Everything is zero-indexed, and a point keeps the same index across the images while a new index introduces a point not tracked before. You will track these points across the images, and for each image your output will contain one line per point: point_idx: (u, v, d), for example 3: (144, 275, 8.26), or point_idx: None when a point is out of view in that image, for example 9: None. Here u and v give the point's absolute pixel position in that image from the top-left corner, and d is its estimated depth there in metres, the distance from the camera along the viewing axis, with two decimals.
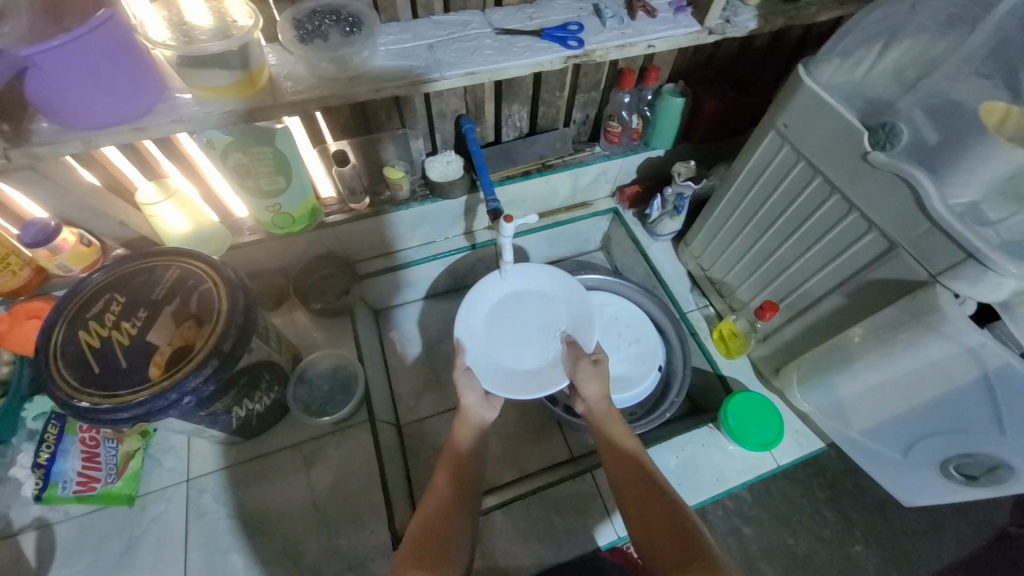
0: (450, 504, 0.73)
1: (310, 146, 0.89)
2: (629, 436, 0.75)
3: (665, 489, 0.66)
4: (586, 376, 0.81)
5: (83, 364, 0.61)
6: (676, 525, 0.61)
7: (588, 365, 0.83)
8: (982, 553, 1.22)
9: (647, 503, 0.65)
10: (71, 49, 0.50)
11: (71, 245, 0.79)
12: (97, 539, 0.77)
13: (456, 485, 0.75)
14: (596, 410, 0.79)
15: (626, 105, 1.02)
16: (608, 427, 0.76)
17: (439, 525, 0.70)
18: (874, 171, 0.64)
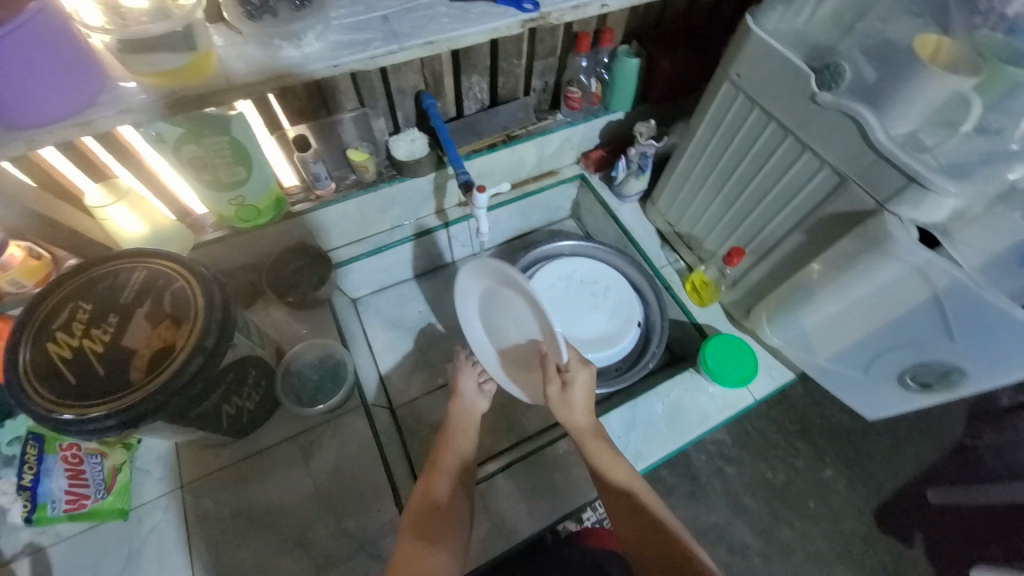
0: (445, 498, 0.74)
1: (267, 133, 0.86)
2: (612, 452, 0.75)
3: (646, 506, 0.69)
4: (555, 405, 0.77)
5: (57, 377, 0.58)
6: (664, 539, 0.65)
7: (557, 391, 0.76)
8: (938, 463, 1.34)
9: (632, 509, 0.69)
10: (8, 42, 0.47)
11: (20, 261, 0.75)
12: (95, 556, 0.75)
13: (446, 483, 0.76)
14: (577, 423, 0.76)
15: (584, 70, 1.03)
16: (587, 440, 0.75)
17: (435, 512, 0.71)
18: (821, 110, 0.68)
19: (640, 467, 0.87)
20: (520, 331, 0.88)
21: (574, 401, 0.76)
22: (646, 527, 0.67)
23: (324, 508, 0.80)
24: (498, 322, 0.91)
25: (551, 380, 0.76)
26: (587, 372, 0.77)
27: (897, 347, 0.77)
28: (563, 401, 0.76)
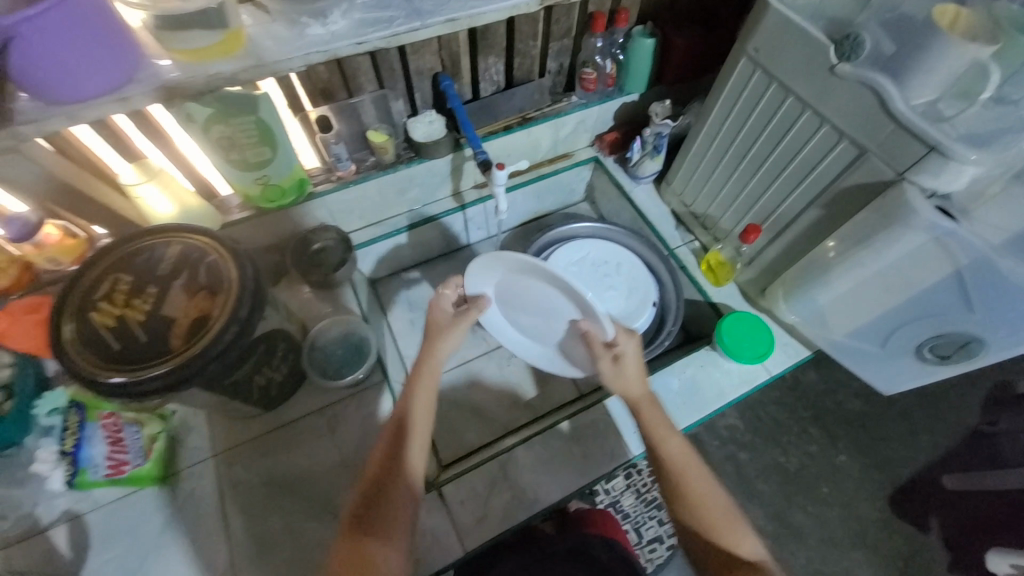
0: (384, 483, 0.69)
1: (290, 115, 0.89)
2: (668, 424, 0.71)
3: (680, 483, 0.67)
4: (607, 380, 0.75)
5: (102, 344, 0.61)
6: (717, 533, 0.63)
7: (609, 366, 0.75)
8: (956, 451, 1.33)
9: (694, 480, 0.67)
10: (54, 18, 0.50)
11: (56, 240, 0.80)
12: (136, 519, 0.80)
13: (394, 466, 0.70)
14: (630, 394, 0.74)
15: (599, 51, 1.03)
16: (643, 416, 0.72)
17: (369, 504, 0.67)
18: (839, 82, 0.68)
19: (681, 426, 0.90)
20: (553, 312, 0.85)
21: (627, 371, 0.74)
22: (697, 515, 0.65)
23: (349, 477, 0.83)
24: (524, 308, 0.91)
25: (601, 356, 0.75)
26: (635, 342, 0.76)
27: (917, 320, 0.77)
28: (618, 375, 0.74)
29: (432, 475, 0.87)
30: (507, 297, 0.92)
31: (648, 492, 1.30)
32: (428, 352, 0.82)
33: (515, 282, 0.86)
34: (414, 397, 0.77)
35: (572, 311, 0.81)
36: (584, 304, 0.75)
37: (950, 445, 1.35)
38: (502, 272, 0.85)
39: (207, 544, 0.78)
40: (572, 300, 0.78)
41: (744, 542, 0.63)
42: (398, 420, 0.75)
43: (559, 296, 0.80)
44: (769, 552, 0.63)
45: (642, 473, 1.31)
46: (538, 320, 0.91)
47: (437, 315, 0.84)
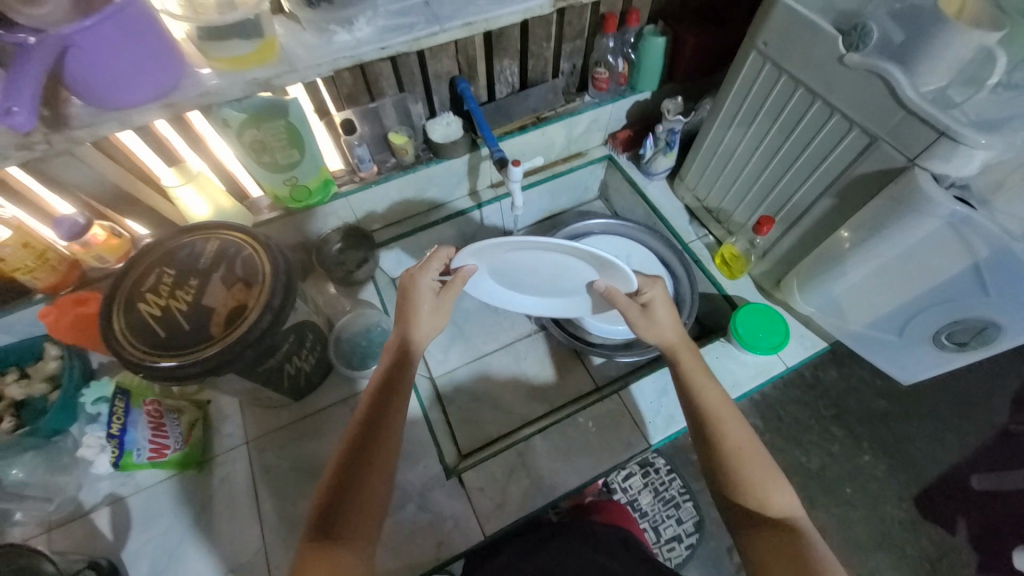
0: (349, 490, 0.62)
1: (316, 119, 0.94)
2: (704, 368, 0.73)
3: (714, 432, 0.67)
4: (642, 328, 0.77)
5: (149, 331, 0.66)
6: (752, 489, 0.63)
7: (639, 314, 0.77)
8: (983, 451, 1.31)
9: (732, 426, 0.67)
10: (105, 27, 0.54)
11: (102, 240, 0.85)
12: (175, 500, 0.85)
13: (360, 471, 0.64)
14: (667, 340, 0.76)
15: (611, 50, 1.05)
16: (683, 360, 0.74)
17: (333, 511, 0.61)
18: (849, 72, 0.69)
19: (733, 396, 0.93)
20: (566, 273, 0.86)
21: (659, 316, 0.77)
22: (730, 467, 0.65)
23: None
24: (528, 275, 0.90)
25: (632, 308, 0.77)
26: (661, 287, 0.78)
27: (935, 305, 0.77)
28: (649, 320, 0.76)
29: (452, 464, 0.90)
30: (507, 271, 0.89)
31: (666, 491, 1.30)
32: (405, 337, 0.75)
33: (519, 259, 0.84)
34: (386, 390, 0.70)
35: (591, 270, 0.83)
36: (609, 265, 0.76)
37: (977, 445, 1.32)
38: (505, 253, 0.81)
39: (240, 526, 0.82)
40: (591, 261, 0.79)
41: (780, 497, 0.63)
42: (365, 416, 0.68)
43: (575, 261, 0.80)
44: (802, 510, 0.63)
45: (659, 472, 1.32)
46: (544, 282, 0.92)
47: (416, 296, 0.76)
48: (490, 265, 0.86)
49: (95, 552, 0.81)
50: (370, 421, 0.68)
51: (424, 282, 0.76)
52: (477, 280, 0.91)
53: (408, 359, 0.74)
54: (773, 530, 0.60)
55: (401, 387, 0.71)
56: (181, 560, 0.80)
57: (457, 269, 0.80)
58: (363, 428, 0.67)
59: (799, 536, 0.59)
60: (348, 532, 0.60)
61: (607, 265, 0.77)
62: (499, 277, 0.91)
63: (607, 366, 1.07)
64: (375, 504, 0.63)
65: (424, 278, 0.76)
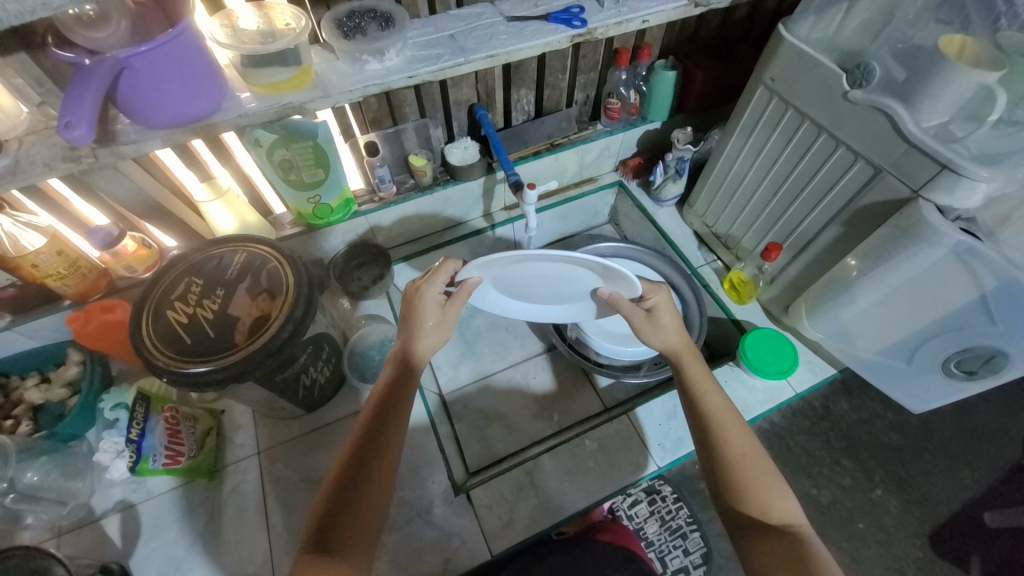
0: (349, 497, 0.63)
1: (341, 140, 0.98)
2: (707, 374, 0.75)
3: (718, 441, 0.68)
4: (647, 334, 0.78)
5: (176, 338, 0.69)
6: (752, 495, 0.64)
7: (643, 318, 0.78)
8: (997, 487, 1.28)
9: (737, 435, 0.68)
10: (158, 52, 0.58)
11: (132, 250, 0.87)
12: (185, 508, 0.86)
13: (360, 479, 0.64)
14: (670, 345, 0.77)
15: (624, 82, 1.11)
16: (687, 366, 0.75)
17: (331, 519, 0.61)
18: (853, 107, 0.73)
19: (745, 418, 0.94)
20: (570, 281, 0.87)
21: (663, 323, 0.78)
22: (733, 474, 0.65)
23: None
24: (533, 285, 0.91)
25: (635, 313, 0.78)
26: (665, 293, 0.79)
27: (944, 332, 0.78)
28: (654, 326, 0.78)
29: (459, 480, 0.89)
30: (512, 282, 0.90)
31: (673, 520, 1.28)
32: (408, 347, 0.77)
33: (524, 271, 0.85)
34: (388, 399, 0.72)
35: (595, 276, 0.84)
36: (612, 272, 0.77)
37: (990, 482, 1.29)
38: (511, 267, 0.82)
39: (248, 537, 0.83)
40: (596, 268, 0.80)
41: (782, 507, 0.63)
42: (366, 423, 0.70)
43: (578, 269, 0.81)
44: (804, 518, 0.63)
45: (666, 500, 1.30)
46: (551, 291, 0.93)
47: (422, 308, 0.78)
48: (495, 278, 0.87)
49: (103, 558, 0.81)
50: (371, 429, 0.69)
51: (430, 294, 0.78)
52: (483, 292, 0.92)
53: (410, 370, 0.75)
54: (775, 535, 0.60)
55: (404, 396, 0.72)
56: (188, 569, 0.80)
57: (462, 281, 0.81)
58: (364, 435, 0.68)
59: (801, 542, 0.59)
60: (346, 541, 0.60)
61: (611, 272, 0.78)
62: (505, 287, 0.93)
63: (616, 388, 1.07)
64: (374, 512, 0.64)
65: (430, 290, 0.78)
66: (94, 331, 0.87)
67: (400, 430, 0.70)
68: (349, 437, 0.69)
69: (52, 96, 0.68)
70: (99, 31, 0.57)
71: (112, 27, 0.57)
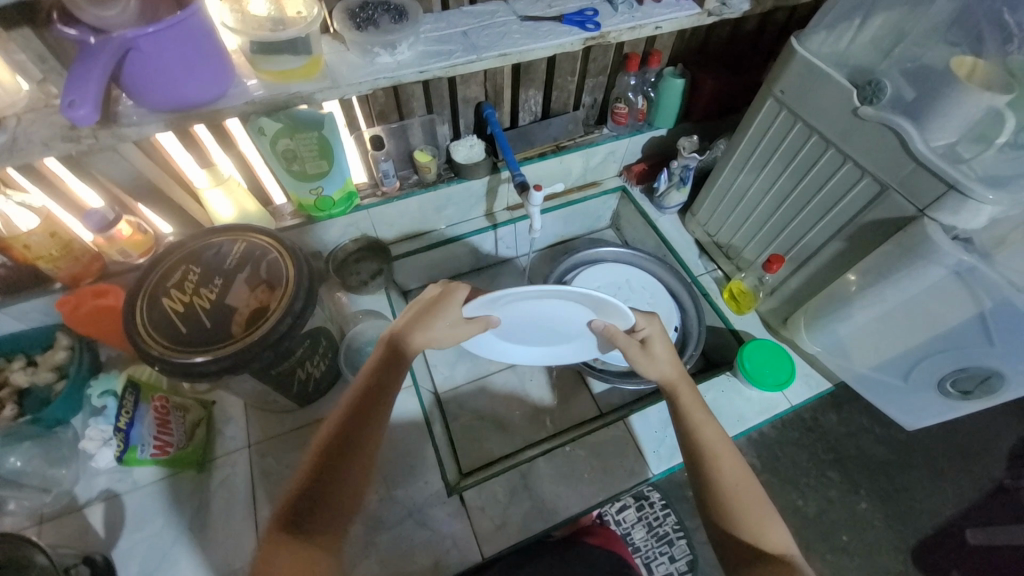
0: (325, 487, 0.62)
1: (347, 132, 0.97)
2: (702, 407, 0.73)
3: (714, 468, 0.67)
4: (641, 364, 0.76)
5: (171, 328, 0.67)
6: (744, 524, 0.64)
7: (639, 347, 0.77)
8: (979, 504, 1.30)
9: (732, 465, 0.67)
10: (167, 34, 0.57)
11: (126, 236, 0.86)
12: (172, 499, 0.84)
13: (337, 473, 0.63)
14: (667, 376, 0.76)
15: (632, 88, 1.11)
16: (681, 397, 0.74)
17: (305, 508, 0.60)
18: (863, 123, 0.73)
19: (740, 429, 0.93)
20: (565, 318, 0.85)
21: (658, 353, 0.77)
22: (726, 504, 0.65)
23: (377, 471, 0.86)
24: (530, 325, 0.88)
25: (631, 343, 0.77)
26: (657, 324, 0.78)
27: (939, 352, 0.79)
28: (648, 355, 0.76)
29: (453, 480, 0.88)
30: (507, 326, 0.88)
31: (660, 527, 1.28)
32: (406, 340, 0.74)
33: (515, 312, 0.82)
34: (376, 391, 0.69)
35: (586, 311, 0.82)
36: (601, 303, 0.76)
37: (972, 498, 1.31)
38: (502, 309, 0.79)
39: (235, 532, 0.81)
40: (585, 302, 0.79)
41: (775, 537, 0.63)
42: (349, 413, 0.68)
43: (568, 304, 0.80)
44: (796, 546, 0.63)
45: (654, 506, 1.30)
46: (549, 329, 0.90)
47: (442, 306, 0.75)
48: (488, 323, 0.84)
49: (86, 548, 0.80)
50: (354, 420, 0.66)
51: (460, 296, 0.76)
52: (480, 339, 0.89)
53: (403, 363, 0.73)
54: (768, 563, 0.60)
55: (390, 389, 0.70)
56: (173, 562, 0.79)
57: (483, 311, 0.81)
58: (345, 425, 0.66)
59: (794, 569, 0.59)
60: (321, 531, 0.59)
61: (602, 304, 0.76)
62: (504, 334, 0.90)
63: (613, 393, 1.07)
64: (348, 508, 0.63)
65: (461, 291, 0.76)
66: (89, 315, 0.85)
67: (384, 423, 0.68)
68: (329, 425, 0.67)
69: (53, 73, 0.66)
70: (108, 9, 0.55)
71: (121, 5, 0.56)
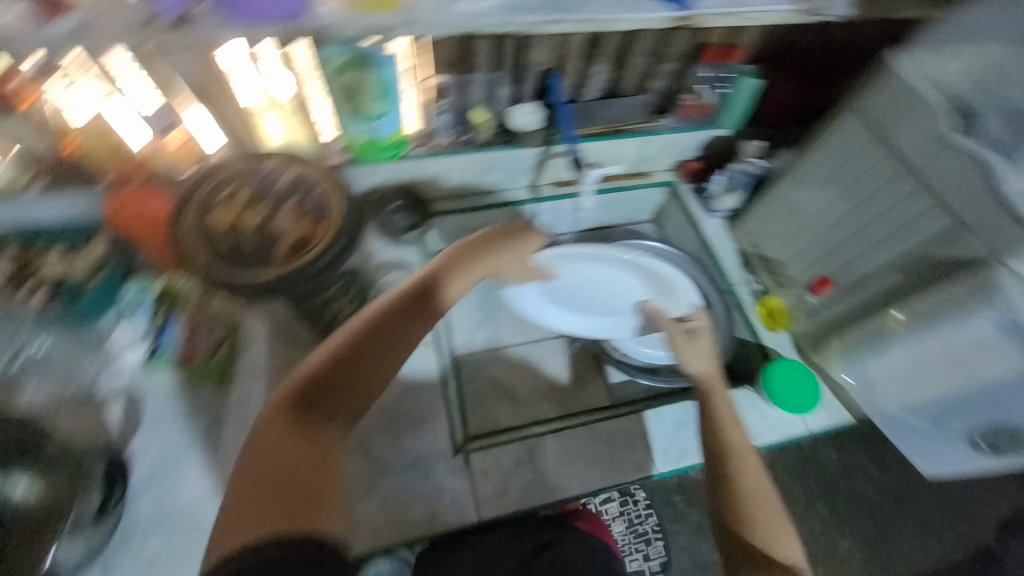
0: (344, 384, 0.64)
1: (412, 77, 0.91)
2: (732, 412, 0.73)
3: (731, 472, 0.67)
4: (683, 354, 0.79)
5: (215, 241, 0.69)
6: (756, 531, 0.63)
7: (685, 336, 0.81)
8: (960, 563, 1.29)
9: (751, 470, 0.67)
10: None
11: (173, 149, 0.87)
12: (187, 411, 0.86)
13: (358, 379, 0.64)
14: (702, 371, 0.77)
15: (703, 80, 1.05)
16: (713, 391, 0.75)
17: (322, 396, 0.63)
18: (955, 155, 0.68)
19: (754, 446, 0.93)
20: None
21: (699, 348, 0.80)
22: (741, 508, 0.64)
23: (385, 420, 0.86)
24: None
25: (676, 331, 0.81)
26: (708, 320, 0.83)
27: (979, 403, 0.79)
28: (692, 348, 0.79)
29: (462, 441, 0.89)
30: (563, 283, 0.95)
31: (641, 524, 1.29)
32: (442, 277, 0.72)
33: None
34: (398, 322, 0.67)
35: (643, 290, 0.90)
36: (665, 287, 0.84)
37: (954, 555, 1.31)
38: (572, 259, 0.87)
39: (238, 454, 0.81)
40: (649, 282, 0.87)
41: (787, 551, 0.61)
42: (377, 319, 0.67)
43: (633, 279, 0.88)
44: (807, 563, 0.62)
45: (637, 505, 1.30)
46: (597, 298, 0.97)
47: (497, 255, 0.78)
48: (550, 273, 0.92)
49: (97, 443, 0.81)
50: (370, 345, 0.65)
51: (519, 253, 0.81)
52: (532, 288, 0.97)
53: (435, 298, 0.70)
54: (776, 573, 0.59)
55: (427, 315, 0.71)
56: (182, 468, 0.81)
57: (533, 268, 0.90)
58: (357, 344, 0.64)
59: None
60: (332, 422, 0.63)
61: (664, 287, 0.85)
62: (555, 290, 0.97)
63: None
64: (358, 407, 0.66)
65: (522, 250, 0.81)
66: (135, 214, 0.85)
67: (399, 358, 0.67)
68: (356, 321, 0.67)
69: None
70: None
71: None
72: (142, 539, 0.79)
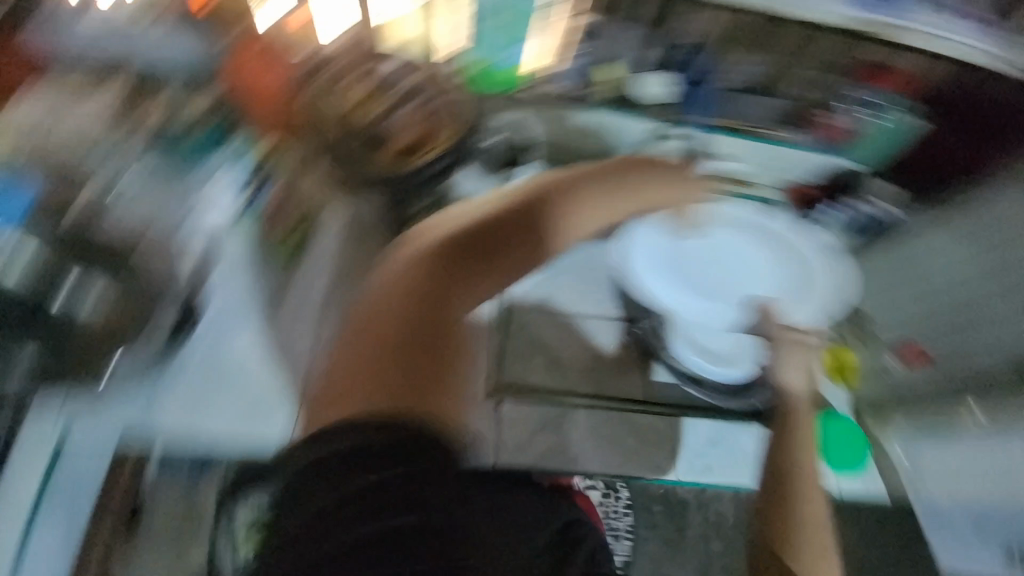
0: (492, 243, 0.65)
1: (558, 18, 0.92)
2: (814, 437, 0.72)
3: (791, 497, 0.66)
4: (784, 361, 0.80)
5: (352, 115, 0.84)
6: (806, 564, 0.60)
7: (790, 343, 0.82)
8: None
9: (813, 501, 0.65)
10: None
11: (290, 27, 0.87)
12: (257, 277, 0.89)
13: (503, 246, 0.66)
14: (794, 387, 0.78)
15: (852, 101, 0.91)
16: (794, 413, 0.75)
17: (469, 249, 0.65)
18: None
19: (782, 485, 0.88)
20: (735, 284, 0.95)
21: (795, 364, 0.80)
22: (794, 537, 0.62)
23: None
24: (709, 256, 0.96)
25: (781, 335, 0.83)
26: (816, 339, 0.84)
27: None
28: (794, 362, 0.80)
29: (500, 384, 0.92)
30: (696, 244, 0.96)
31: None
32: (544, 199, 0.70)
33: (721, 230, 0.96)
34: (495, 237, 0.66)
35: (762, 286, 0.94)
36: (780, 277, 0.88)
37: None
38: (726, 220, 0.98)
39: (299, 328, 0.87)
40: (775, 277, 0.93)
41: None
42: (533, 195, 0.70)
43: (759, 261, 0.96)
44: None
45: None
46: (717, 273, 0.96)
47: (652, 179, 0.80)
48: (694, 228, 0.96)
49: (162, 284, 0.82)
50: (523, 220, 0.67)
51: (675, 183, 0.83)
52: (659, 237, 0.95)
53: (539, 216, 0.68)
54: None
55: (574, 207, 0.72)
56: (242, 326, 0.87)
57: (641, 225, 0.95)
58: (495, 223, 0.66)
59: None
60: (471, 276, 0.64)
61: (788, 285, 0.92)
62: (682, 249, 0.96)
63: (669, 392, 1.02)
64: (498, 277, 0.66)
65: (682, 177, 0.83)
66: (255, 76, 0.85)
67: (530, 253, 0.67)
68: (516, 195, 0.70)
69: None
70: None
71: None
72: (193, 373, 0.83)
